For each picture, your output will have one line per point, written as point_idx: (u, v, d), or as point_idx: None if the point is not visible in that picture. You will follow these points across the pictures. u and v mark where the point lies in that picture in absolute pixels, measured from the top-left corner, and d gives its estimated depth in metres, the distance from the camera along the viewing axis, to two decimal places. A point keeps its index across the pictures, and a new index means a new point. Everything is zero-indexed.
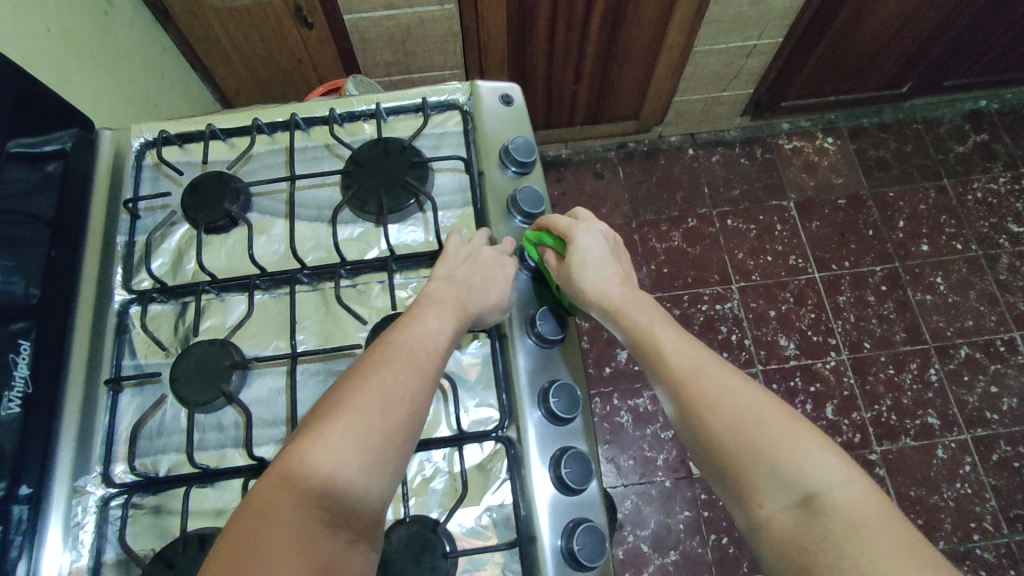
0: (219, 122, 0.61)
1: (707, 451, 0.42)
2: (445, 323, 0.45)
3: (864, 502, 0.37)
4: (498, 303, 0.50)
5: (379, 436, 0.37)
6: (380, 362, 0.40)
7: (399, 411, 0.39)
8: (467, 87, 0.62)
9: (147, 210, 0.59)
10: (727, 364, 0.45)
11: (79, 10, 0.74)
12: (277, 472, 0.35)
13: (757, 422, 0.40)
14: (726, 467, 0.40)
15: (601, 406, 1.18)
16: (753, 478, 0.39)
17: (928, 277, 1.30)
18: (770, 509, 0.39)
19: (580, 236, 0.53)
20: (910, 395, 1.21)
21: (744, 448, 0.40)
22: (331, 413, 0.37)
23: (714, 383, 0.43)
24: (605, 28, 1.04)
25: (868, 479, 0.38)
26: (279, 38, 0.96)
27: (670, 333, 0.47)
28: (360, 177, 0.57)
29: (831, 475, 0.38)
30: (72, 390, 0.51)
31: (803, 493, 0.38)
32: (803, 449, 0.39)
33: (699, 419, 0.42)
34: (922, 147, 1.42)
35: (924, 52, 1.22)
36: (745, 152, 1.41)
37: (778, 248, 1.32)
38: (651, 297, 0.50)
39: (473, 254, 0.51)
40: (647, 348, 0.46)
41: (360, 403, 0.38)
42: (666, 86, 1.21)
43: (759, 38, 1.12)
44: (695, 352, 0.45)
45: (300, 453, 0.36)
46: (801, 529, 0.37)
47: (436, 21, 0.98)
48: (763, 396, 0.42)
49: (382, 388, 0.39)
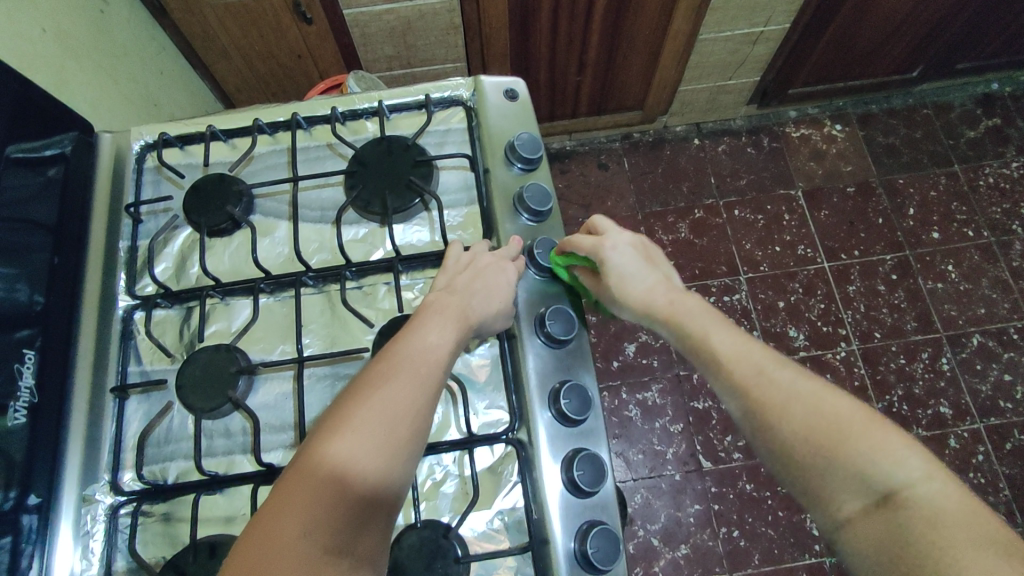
0: (219, 123, 0.60)
1: (782, 458, 0.41)
2: (448, 333, 0.44)
3: (948, 498, 0.35)
4: (505, 306, 0.49)
5: (382, 456, 0.37)
6: (382, 378, 0.40)
7: (403, 428, 0.38)
8: (470, 82, 0.61)
9: (149, 214, 0.58)
10: (791, 364, 0.44)
11: (74, 9, 0.73)
12: (279, 494, 0.35)
13: (828, 425, 0.40)
14: (804, 474, 0.40)
15: (610, 399, 1.18)
16: (828, 482, 0.39)
17: (939, 265, 1.29)
18: (849, 510, 0.38)
19: (612, 251, 0.51)
20: (922, 384, 1.19)
21: (819, 452, 0.39)
22: (333, 433, 0.37)
23: (779, 388, 0.42)
24: (609, 18, 1.03)
25: (949, 475, 0.37)
26: (278, 34, 0.95)
27: (728, 338, 0.46)
28: (364, 177, 0.56)
29: (910, 471, 0.37)
30: (78, 397, 0.51)
31: (881, 494, 0.37)
32: (878, 447, 0.38)
33: (768, 428, 0.42)
34: (933, 132, 1.40)
35: (934, 36, 1.20)
36: (752, 141, 1.39)
37: (786, 238, 1.31)
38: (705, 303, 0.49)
39: (475, 260, 0.50)
40: (706, 358, 0.46)
41: (363, 421, 0.37)
42: (671, 75, 1.19)
43: (765, 25, 1.10)
44: (756, 357, 0.45)
45: (302, 476, 0.35)
46: (881, 530, 0.36)
47: (437, 14, 0.97)
48: (831, 396, 0.41)
49: (385, 406, 0.38)
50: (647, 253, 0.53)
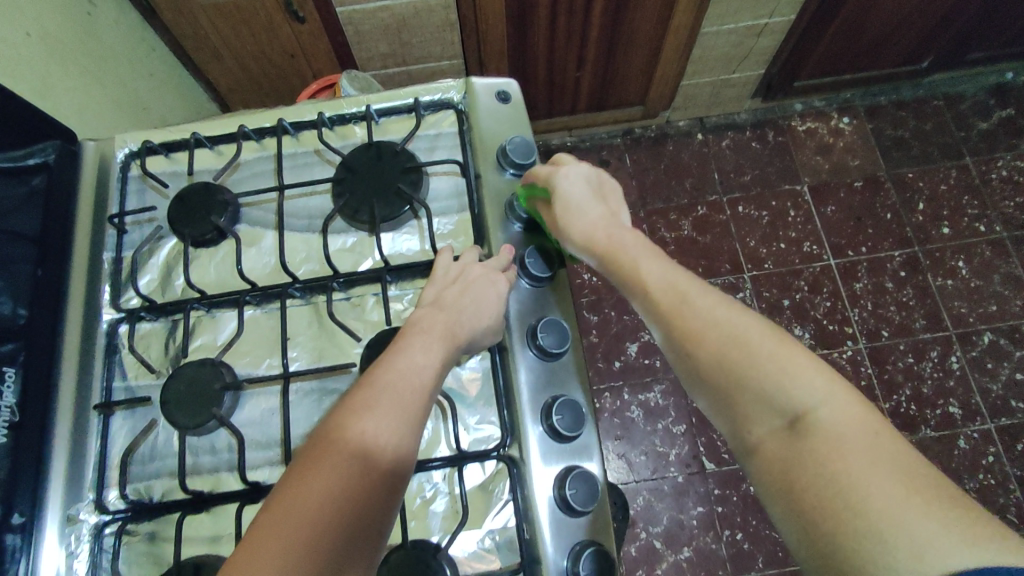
0: (204, 130, 0.59)
1: (697, 378, 0.41)
2: (433, 358, 0.43)
3: (852, 418, 0.36)
4: (493, 322, 0.48)
5: (359, 493, 0.36)
6: (359, 412, 0.39)
7: (381, 463, 0.37)
8: (461, 85, 0.59)
9: (134, 224, 0.57)
10: (715, 290, 0.44)
11: (59, 11, 0.72)
12: (249, 542, 0.34)
13: (745, 348, 0.40)
14: (717, 394, 0.40)
15: (611, 401, 1.16)
16: (743, 404, 0.39)
17: (949, 261, 1.26)
18: (760, 432, 0.39)
19: (563, 180, 0.50)
20: (931, 383, 1.17)
21: (732, 376, 0.39)
22: (305, 475, 0.36)
23: (701, 311, 0.42)
24: (609, 12, 1.00)
25: (855, 395, 0.37)
26: (270, 33, 0.93)
27: (655, 265, 0.46)
28: (351, 184, 0.54)
29: (816, 393, 0.37)
30: (61, 414, 0.50)
31: (791, 417, 0.37)
32: (791, 370, 0.38)
33: (686, 349, 0.42)
34: (943, 124, 1.36)
35: (945, 25, 1.16)
36: (757, 135, 1.36)
37: (792, 235, 1.28)
38: (635, 232, 0.48)
39: (463, 273, 0.49)
40: (631, 282, 0.46)
41: (339, 461, 0.37)
42: (674, 70, 1.17)
43: (770, 17, 1.07)
44: (679, 281, 0.44)
45: (272, 522, 0.34)
46: (788, 451, 0.37)
47: (431, 10, 0.95)
48: (751, 320, 0.41)
49: (360, 443, 0.38)
50: (601, 187, 0.53)
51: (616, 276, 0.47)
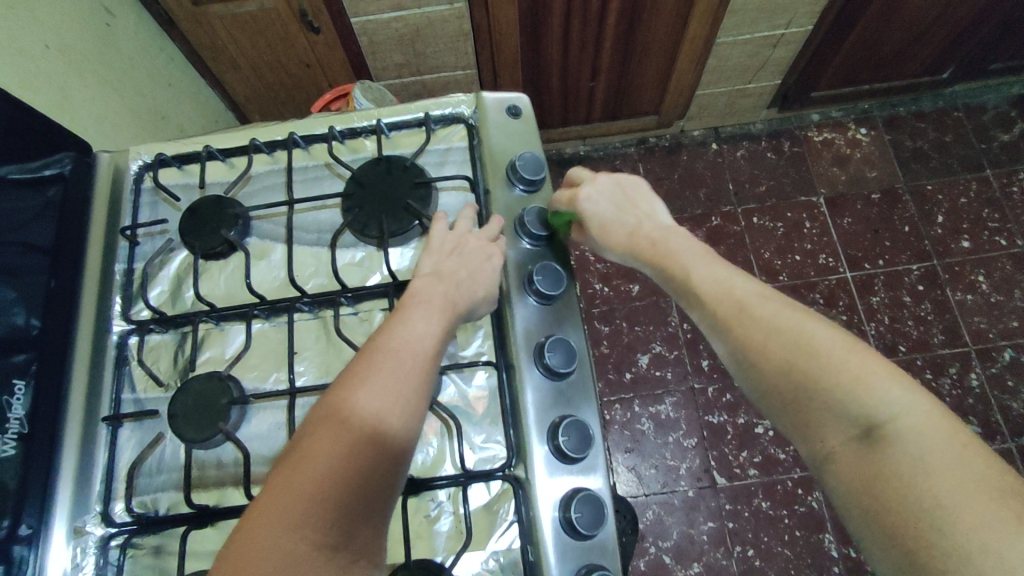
0: (217, 143, 0.59)
1: (764, 389, 0.41)
2: (433, 324, 0.43)
3: (932, 426, 0.36)
4: (488, 294, 0.48)
5: (363, 458, 0.36)
6: (358, 379, 0.38)
7: (387, 427, 0.37)
8: (472, 99, 0.59)
9: (146, 236, 0.57)
10: (777, 295, 0.43)
11: (79, 23, 0.73)
12: (255, 509, 0.34)
13: (813, 358, 0.39)
14: (787, 405, 0.40)
15: (621, 412, 1.15)
16: (816, 414, 0.39)
17: (969, 275, 1.23)
18: (833, 442, 0.38)
19: (586, 200, 0.53)
20: (949, 400, 1.14)
21: (802, 385, 0.39)
22: (308, 444, 0.36)
23: (762, 321, 0.42)
24: (624, 23, 1.00)
25: (930, 400, 0.37)
26: (286, 43, 0.94)
27: (708, 268, 0.46)
28: (361, 199, 0.54)
29: (895, 400, 0.36)
30: (71, 425, 0.50)
31: (866, 428, 0.37)
32: (864, 378, 0.37)
33: (750, 358, 0.42)
34: (963, 135, 1.34)
35: (966, 36, 1.15)
36: (773, 146, 1.35)
37: (807, 247, 1.26)
38: (682, 236, 0.49)
39: (458, 244, 0.49)
40: (687, 292, 0.46)
41: (342, 427, 0.36)
42: (688, 80, 1.16)
43: (786, 27, 1.06)
44: (736, 289, 0.44)
45: (275, 493, 0.34)
46: (863, 462, 0.37)
47: (445, 21, 0.95)
48: (820, 327, 0.40)
49: (365, 408, 0.37)
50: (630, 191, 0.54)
51: (667, 281, 0.48)
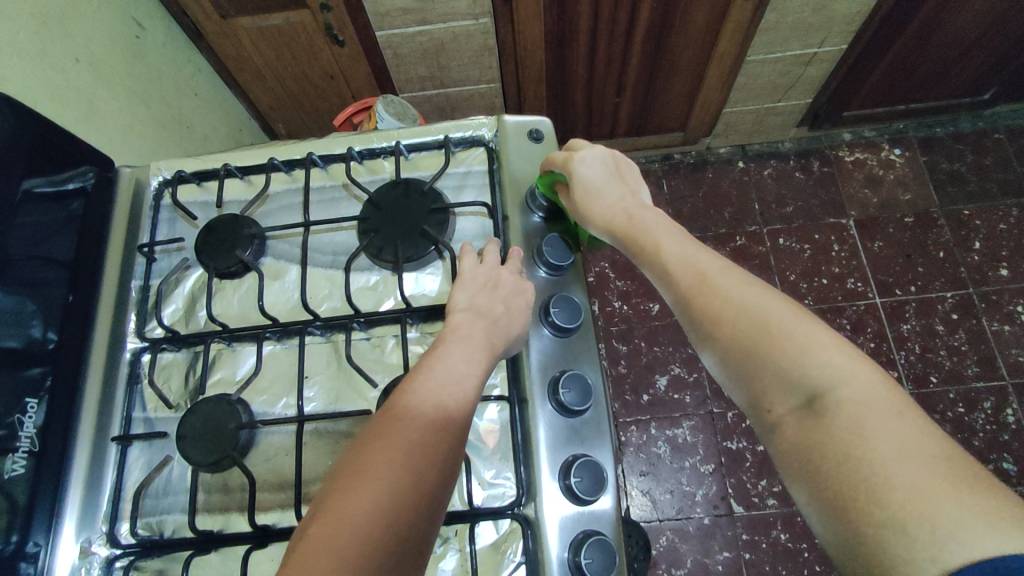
0: (236, 160, 0.59)
1: (718, 358, 0.41)
2: (472, 361, 0.43)
3: (874, 395, 0.35)
4: (518, 337, 0.47)
5: (406, 504, 0.35)
6: (395, 426, 0.38)
7: (428, 475, 0.37)
8: (493, 122, 0.58)
9: (163, 253, 0.57)
10: (739, 271, 0.42)
11: (109, 35, 0.74)
12: (298, 555, 0.32)
13: (761, 327, 0.39)
14: (735, 374, 0.40)
15: (637, 435, 1.13)
16: (762, 383, 0.38)
17: (1007, 305, 1.18)
18: (780, 411, 0.38)
19: (580, 163, 0.50)
20: (983, 436, 1.09)
21: (750, 352, 0.38)
22: (350, 486, 0.35)
23: (722, 295, 0.41)
24: (651, 39, 0.98)
25: (875, 372, 0.36)
26: (311, 55, 0.95)
27: (678, 246, 0.45)
28: (378, 223, 0.53)
29: (835, 369, 0.36)
30: (82, 443, 0.50)
31: (810, 396, 0.36)
32: (807, 346, 0.37)
33: (714, 337, 0.40)
34: (1004, 159, 1.29)
35: (1009, 58, 1.10)
36: (801, 166, 1.31)
37: (835, 271, 1.22)
38: (660, 214, 0.48)
39: (492, 275, 0.49)
40: (654, 266, 0.45)
41: (385, 471, 0.36)
42: (716, 97, 1.14)
43: (820, 46, 1.04)
44: (701, 265, 0.43)
45: (319, 538, 0.33)
46: (808, 433, 0.36)
47: (470, 35, 0.94)
48: (775, 299, 0.40)
49: (405, 454, 0.37)
50: (619, 169, 0.52)
51: (642, 258, 0.46)
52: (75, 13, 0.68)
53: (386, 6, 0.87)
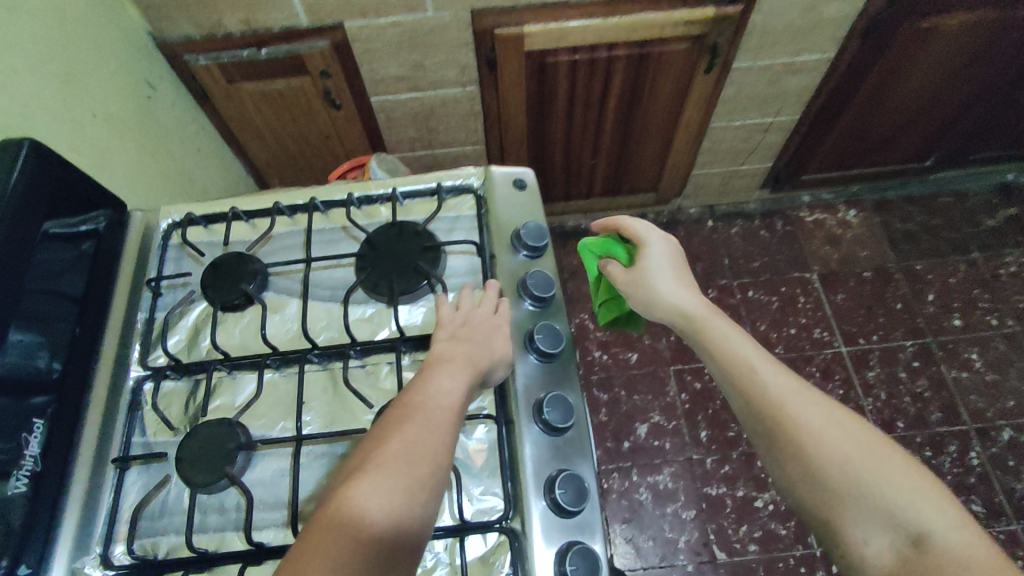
0: (243, 205, 0.64)
1: (810, 478, 0.46)
2: (462, 379, 0.47)
3: (972, 548, 0.40)
4: (502, 356, 0.51)
5: (397, 500, 0.39)
6: (396, 429, 0.42)
7: (423, 473, 0.41)
8: (481, 171, 0.64)
9: (168, 288, 0.61)
10: (833, 403, 0.49)
11: (126, 94, 0.80)
12: (308, 534, 0.37)
13: (865, 469, 0.44)
14: (827, 496, 0.45)
15: (619, 482, 1.14)
16: (853, 511, 0.44)
17: (963, 353, 1.25)
18: (875, 543, 0.43)
19: (651, 243, 0.63)
20: (951, 479, 1.12)
21: (847, 482, 0.45)
22: (358, 476, 0.40)
23: (820, 425, 0.47)
24: (624, 105, 1.08)
25: (972, 525, 0.42)
26: (309, 117, 1.02)
27: (775, 374, 0.51)
28: (374, 260, 0.58)
29: (935, 517, 0.42)
30: (81, 467, 0.52)
31: (910, 534, 0.42)
32: (906, 488, 0.43)
33: (765, 422, 0.49)
34: (949, 220, 1.39)
35: (946, 129, 1.22)
36: (766, 225, 1.41)
37: (802, 321, 1.29)
38: (747, 334, 0.55)
39: (474, 317, 0.53)
40: (748, 384, 0.51)
41: (387, 466, 0.40)
42: (684, 159, 1.23)
43: (776, 115, 1.15)
44: (799, 394, 0.49)
45: (325, 523, 0.37)
46: (906, 564, 0.41)
47: (458, 101, 1.03)
48: (876, 442, 0.46)
49: (330, 565, 0.35)
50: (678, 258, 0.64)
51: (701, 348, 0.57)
52: (98, 75, 0.75)
53: (381, 75, 0.96)
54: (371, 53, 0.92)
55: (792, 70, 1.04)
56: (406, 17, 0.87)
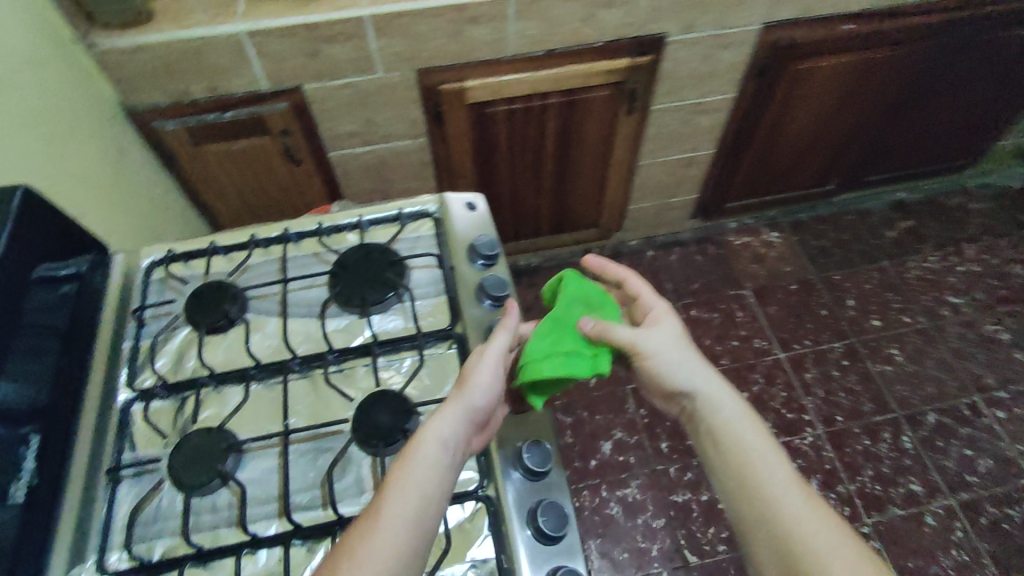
0: (220, 240, 0.70)
1: None
2: (436, 472, 0.47)
3: None
4: (486, 386, 0.52)
5: (418, 499, 0.46)
6: (417, 440, 0.49)
7: (438, 474, 0.47)
8: (437, 199, 0.72)
9: (152, 318, 0.65)
10: (844, 529, 0.50)
11: (99, 157, 0.85)
12: (351, 533, 0.45)
13: None
14: None
15: (590, 499, 1.18)
16: None
17: (885, 349, 1.38)
18: None
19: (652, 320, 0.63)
20: (889, 463, 1.22)
21: None
22: (389, 481, 0.47)
23: (829, 551, 0.48)
24: (559, 148, 1.20)
25: None
26: (272, 174, 1.10)
27: (789, 490, 0.51)
28: (346, 277, 0.65)
29: None
30: (73, 481, 0.55)
31: None
32: None
33: (772, 537, 0.50)
34: (857, 234, 1.56)
35: (840, 155, 1.40)
36: (700, 250, 1.55)
37: (741, 333, 1.41)
38: (762, 439, 0.55)
39: (473, 373, 0.53)
40: (760, 495, 0.51)
41: (408, 472, 0.47)
42: (619, 195, 1.36)
43: (694, 151, 1.29)
44: (811, 514, 0.50)
45: (362, 523, 0.45)
46: None
47: (409, 152, 1.13)
48: None
49: (362, 556, 0.43)
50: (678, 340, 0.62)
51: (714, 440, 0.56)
52: (75, 140, 0.80)
53: (338, 131, 1.05)
54: (327, 112, 1.02)
55: (702, 110, 1.19)
56: (358, 79, 0.97)
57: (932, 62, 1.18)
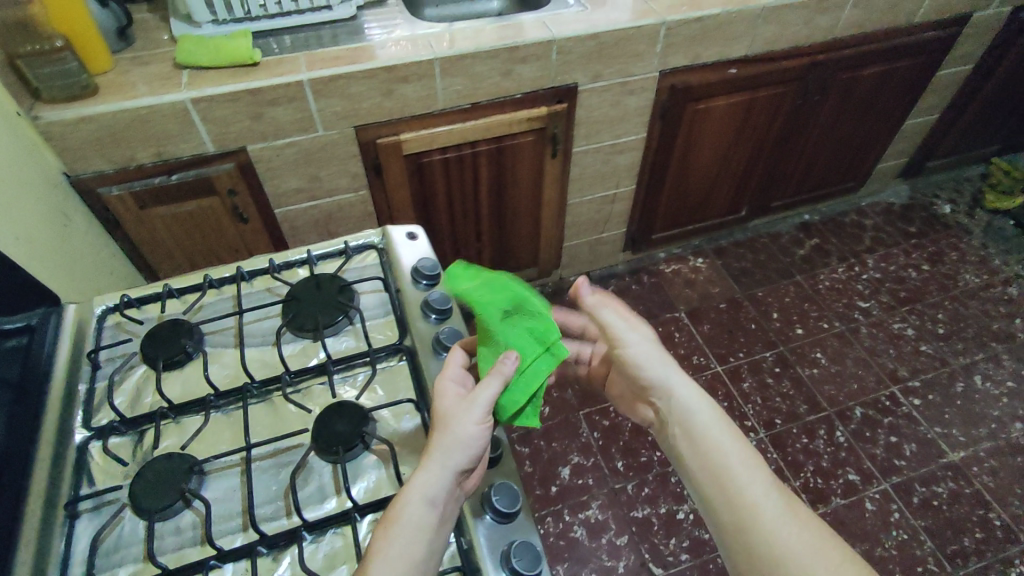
0: (174, 283, 0.73)
1: None
2: (425, 532, 0.48)
3: None
4: (475, 433, 0.52)
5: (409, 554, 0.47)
6: (403, 495, 0.49)
7: (428, 527, 0.48)
8: (379, 231, 0.79)
9: (107, 360, 0.67)
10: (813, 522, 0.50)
11: (46, 221, 0.88)
12: None
13: None
14: None
15: (554, 524, 1.20)
16: None
17: (810, 354, 1.49)
18: None
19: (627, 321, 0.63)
20: (827, 457, 1.31)
21: None
22: (378, 538, 0.47)
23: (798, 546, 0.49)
24: (493, 192, 1.29)
25: None
26: (219, 232, 1.15)
27: (759, 486, 0.52)
28: (298, 306, 0.69)
29: None
30: (29, 515, 0.54)
31: None
32: None
33: (742, 531, 0.50)
34: (772, 254, 1.72)
35: (744, 184, 1.56)
36: (635, 280, 1.66)
37: (680, 352, 1.50)
38: (736, 438, 0.54)
39: (460, 423, 0.52)
40: (730, 491, 0.51)
41: (397, 529, 0.47)
42: (554, 233, 1.47)
43: (617, 188, 1.42)
44: (781, 511, 0.50)
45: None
46: None
47: (352, 205, 1.20)
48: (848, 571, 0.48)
49: None
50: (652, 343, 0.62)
51: (698, 446, 0.54)
52: (23, 205, 0.83)
53: (284, 188, 1.12)
54: (272, 170, 1.08)
55: (618, 150, 1.32)
56: (299, 138, 1.04)
57: (805, 99, 1.37)
